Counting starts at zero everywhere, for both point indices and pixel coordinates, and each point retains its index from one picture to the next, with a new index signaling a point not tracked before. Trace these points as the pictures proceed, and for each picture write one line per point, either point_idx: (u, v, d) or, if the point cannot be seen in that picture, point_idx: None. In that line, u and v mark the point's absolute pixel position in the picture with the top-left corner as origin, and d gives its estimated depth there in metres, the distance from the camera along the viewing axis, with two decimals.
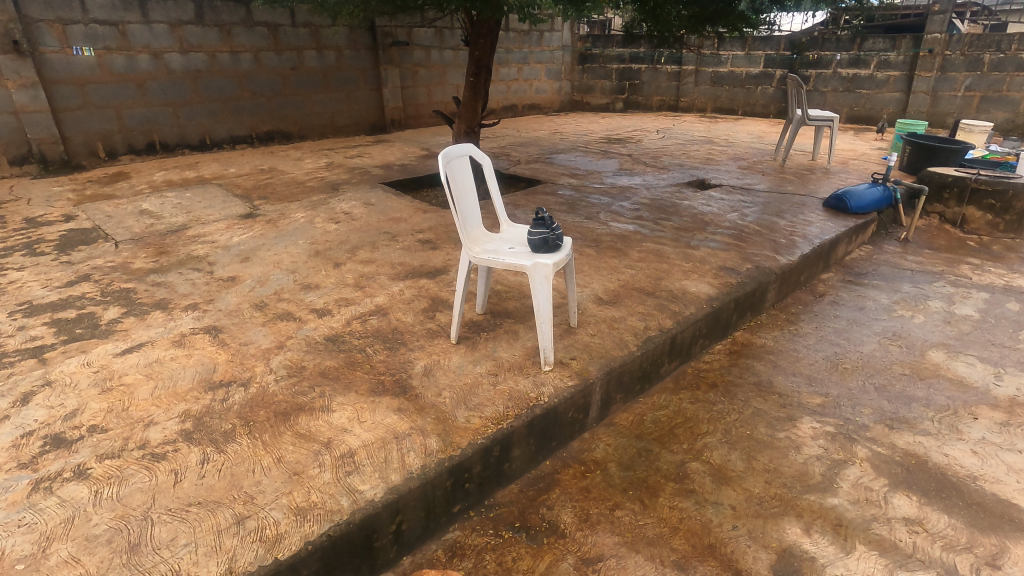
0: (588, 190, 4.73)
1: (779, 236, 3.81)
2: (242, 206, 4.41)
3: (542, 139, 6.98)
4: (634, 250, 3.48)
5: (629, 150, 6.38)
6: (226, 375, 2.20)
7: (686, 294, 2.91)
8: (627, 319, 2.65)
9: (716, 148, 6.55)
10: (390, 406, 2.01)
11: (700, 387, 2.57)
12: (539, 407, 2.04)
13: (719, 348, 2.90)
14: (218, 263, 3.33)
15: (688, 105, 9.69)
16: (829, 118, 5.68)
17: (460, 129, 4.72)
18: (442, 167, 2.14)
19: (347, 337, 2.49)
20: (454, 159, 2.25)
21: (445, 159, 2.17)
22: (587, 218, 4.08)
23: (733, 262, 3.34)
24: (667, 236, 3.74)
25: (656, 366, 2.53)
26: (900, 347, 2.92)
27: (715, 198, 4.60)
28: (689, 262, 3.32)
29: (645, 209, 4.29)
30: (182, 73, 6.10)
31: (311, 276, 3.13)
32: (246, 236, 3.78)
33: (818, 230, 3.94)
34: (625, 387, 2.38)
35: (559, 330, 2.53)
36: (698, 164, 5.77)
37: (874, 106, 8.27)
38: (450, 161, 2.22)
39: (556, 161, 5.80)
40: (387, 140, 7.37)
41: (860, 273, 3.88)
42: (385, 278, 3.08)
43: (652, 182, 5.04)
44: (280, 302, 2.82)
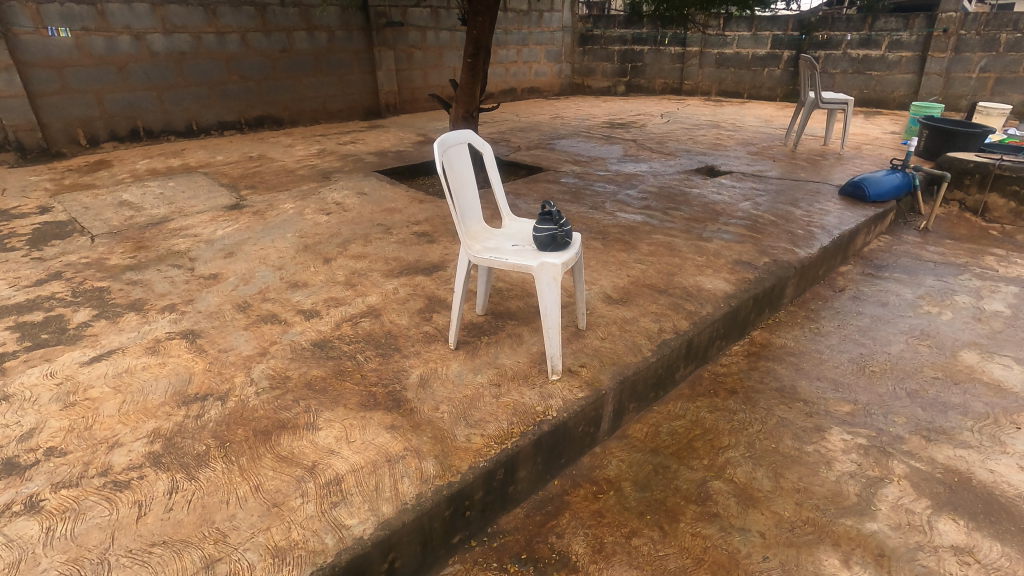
0: (592, 178, 4.51)
1: (796, 226, 3.60)
2: (228, 196, 4.18)
3: (542, 124, 6.72)
4: (644, 243, 3.27)
5: (633, 135, 6.14)
6: (201, 388, 2.00)
7: (701, 291, 2.71)
8: (640, 321, 2.45)
9: (723, 133, 6.31)
10: (382, 424, 1.82)
11: (718, 394, 2.38)
12: (547, 423, 1.84)
13: (737, 349, 2.70)
14: (200, 259, 3.12)
15: (692, 88, 9.42)
16: (843, 101, 5.42)
17: (457, 114, 4.46)
18: (437, 156, 1.90)
19: (336, 343, 2.28)
20: (451, 147, 2.00)
21: (440, 147, 1.92)
22: (592, 208, 3.86)
23: (748, 255, 3.14)
24: (677, 227, 3.53)
25: (671, 372, 2.33)
26: (929, 348, 2.72)
27: (726, 186, 4.38)
28: (702, 256, 3.11)
29: (652, 198, 4.07)
30: (166, 56, 5.81)
31: (298, 273, 2.92)
32: (232, 229, 3.56)
33: (837, 220, 3.73)
34: (639, 395, 2.19)
35: (566, 333, 2.33)
36: (706, 149, 5.54)
37: (884, 88, 8.01)
38: (446, 149, 1.98)
39: (558, 147, 5.56)
40: (382, 125, 7.11)
41: (880, 265, 3.68)
42: (377, 275, 2.87)
43: (659, 169, 4.81)
44: (265, 303, 2.62)
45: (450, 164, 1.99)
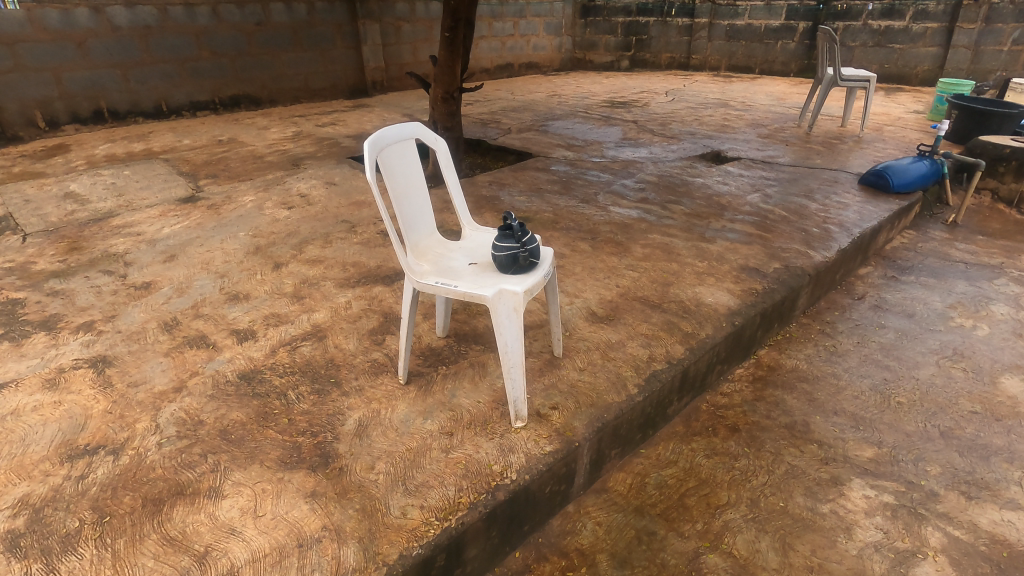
0: (585, 165, 4.10)
1: (810, 223, 3.21)
2: (185, 187, 3.81)
3: (537, 103, 6.27)
4: (638, 245, 2.89)
5: (634, 115, 5.69)
6: (94, 437, 1.67)
7: (700, 307, 2.34)
8: (627, 346, 2.09)
9: (732, 113, 5.85)
10: (301, 491, 1.49)
11: (717, 433, 2.03)
12: (505, 489, 1.51)
13: (741, 374, 2.34)
14: (136, 264, 2.76)
15: (700, 62, 8.89)
16: (866, 78, 4.92)
17: (436, 95, 4.04)
18: (368, 156, 1.51)
19: (266, 374, 1.94)
20: (390, 145, 1.63)
21: (373, 144, 1.54)
22: (582, 201, 3.47)
23: (756, 260, 2.76)
24: (677, 224, 3.14)
25: (662, 408, 1.98)
26: (964, 373, 2.35)
27: (733, 175, 3.97)
28: (703, 261, 2.73)
29: (651, 189, 3.67)
30: (129, 30, 5.38)
31: (242, 282, 2.57)
32: (180, 227, 3.20)
33: (857, 215, 3.33)
34: (622, 440, 1.84)
35: (538, 362, 1.99)
36: (713, 131, 5.10)
37: (907, 63, 7.48)
38: (382, 147, 1.60)
39: (552, 129, 5.14)
40: (367, 104, 6.68)
41: (905, 267, 3.29)
42: (330, 285, 2.51)
43: (660, 154, 4.40)
44: (196, 320, 2.27)
45: (387, 164, 1.61)
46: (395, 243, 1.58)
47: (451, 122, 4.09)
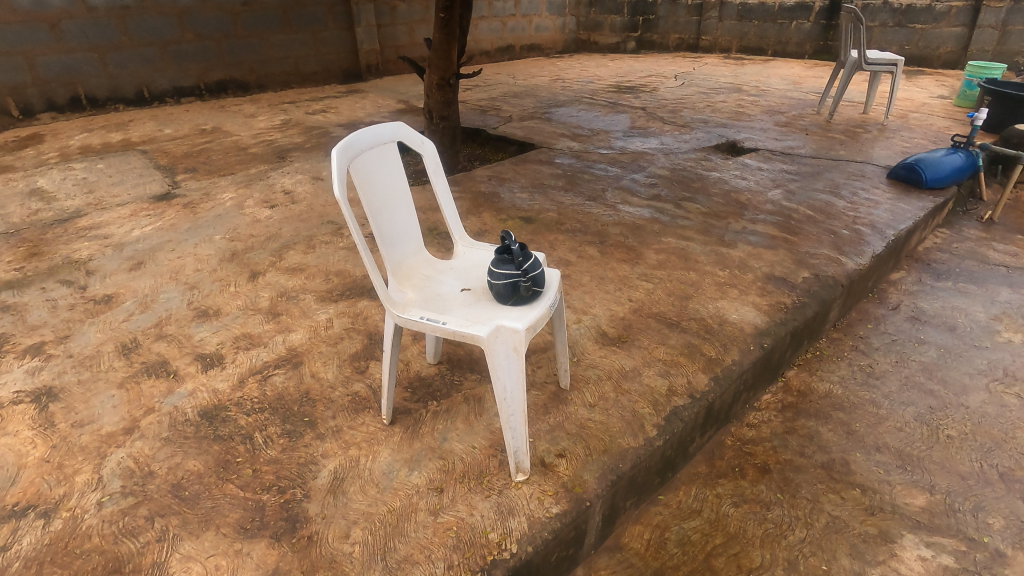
0: (591, 157, 3.82)
1: (839, 223, 2.93)
2: (161, 182, 3.54)
3: (540, 88, 5.95)
4: (651, 250, 2.63)
5: (642, 101, 5.37)
6: (25, 495, 1.44)
7: (724, 326, 2.08)
8: (643, 374, 1.84)
9: (746, 98, 5.52)
10: (262, 569, 1.26)
11: (745, 475, 1.79)
12: (502, 567, 1.27)
13: (769, 401, 2.09)
14: (99, 272, 2.51)
15: (709, 44, 8.51)
16: (893, 62, 4.62)
17: (430, 82, 3.72)
18: (335, 166, 1.24)
19: (232, 412, 1.70)
20: (364, 151, 1.36)
21: (342, 152, 1.27)
22: (589, 198, 3.19)
23: (783, 268, 2.49)
24: (693, 225, 2.88)
25: (683, 449, 1.74)
26: (1019, 398, 2.10)
27: (751, 168, 3.68)
28: (724, 269, 2.47)
29: (663, 184, 3.39)
30: (105, 12, 5.05)
31: (213, 295, 2.32)
32: (151, 229, 2.94)
33: (889, 214, 3.05)
34: (638, 490, 1.60)
35: (542, 397, 1.74)
36: (727, 119, 4.79)
37: (929, 44, 7.10)
38: (354, 154, 1.33)
39: (555, 116, 4.83)
40: (361, 89, 6.36)
41: (941, 270, 3.02)
42: (310, 300, 2.26)
43: (672, 145, 4.10)
44: (158, 342, 2.03)
45: (360, 174, 1.34)
46: (372, 270, 1.32)
47: (447, 110, 3.79)
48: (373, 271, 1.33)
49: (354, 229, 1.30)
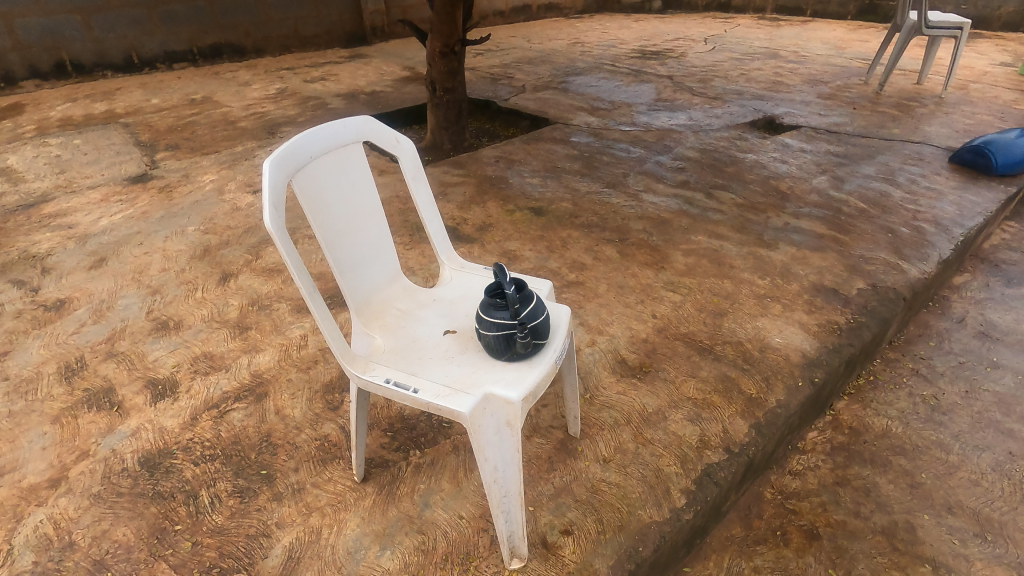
0: (612, 135, 3.43)
1: (896, 219, 2.54)
2: (138, 162, 3.24)
3: (557, 53, 5.47)
4: (678, 251, 2.28)
5: (669, 69, 4.90)
6: None
7: (765, 353, 1.76)
8: (669, 418, 1.53)
9: (784, 65, 5.02)
10: None
11: (789, 543, 1.49)
12: None
13: (815, 441, 1.78)
14: (55, 271, 2.25)
15: (742, 3, 7.86)
16: (958, 25, 4.08)
17: (433, 49, 3.31)
18: (268, 184, 0.92)
19: (178, 461, 1.43)
20: (312, 159, 1.03)
21: (279, 162, 0.94)
22: (608, 185, 2.83)
23: (833, 276, 2.14)
24: (726, 219, 2.51)
25: (715, 513, 1.44)
26: None
27: (792, 149, 3.25)
28: (764, 278, 2.12)
29: (693, 169, 3.00)
30: None
31: (177, 301, 2.04)
32: (121, 218, 2.65)
33: (954, 208, 2.65)
34: (662, 570, 1.32)
35: (547, 448, 1.45)
36: (764, 90, 4.32)
37: (989, 3, 6.42)
38: (299, 164, 1.00)
39: (572, 86, 4.40)
40: (365, 54, 5.94)
41: (1013, 273, 2.62)
42: (285, 310, 1.98)
43: (702, 121, 3.68)
44: (107, 363, 1.76)
45: (307, 189, 1.02)
46: (322, 318, 1.01)
47: (452, 82, 3.40)
48: (324, 318, 1.01)
49: (297, 265, 0.98)
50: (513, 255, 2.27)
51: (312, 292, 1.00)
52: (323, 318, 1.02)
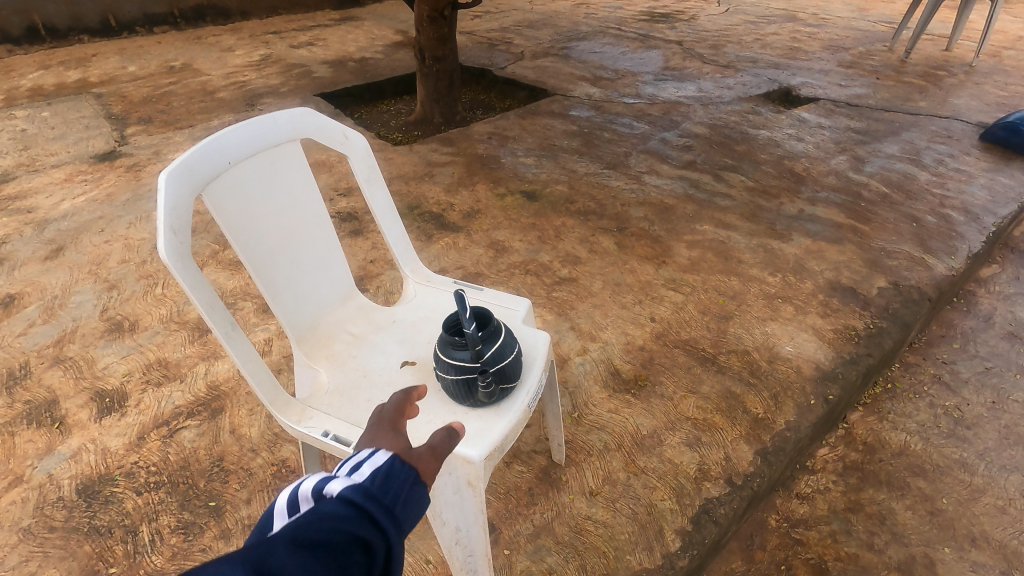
0: (614, 108, 3.18)
1: (921, 206, 2.33)
2: (107, 137, 3.04)
3: (559, 16, 5.14)
4: (682, 243, 2.09)
5: (678, 33, 4.58)
6: None
7: (774, 365, 1.59)
8: (665, 443, 1.38)
9: (803, 29, 4.68)
10: None
11: None
12: None
13: (826, 459, 1.63)
14: (9, 262, 2.08)
15: None
16: None
17: (420, 13, 3.04)
18: (164, 201, 0.76)
19: (119, 490, 1.29)
20: (229, 166, 0.87)
21: (180, 175, 0.79)
22: (608, 165, 2.62)
23: (851, 273, 1.95)
24: (735, 206, 2.31)
25: (714, 551, 1.30)
26: None
27: (809, 125, 3.01)
28: (775, 274, 1.94)
29: (700, 147, 2.77)
30: None
31: (135, 298, 1.88)
32: (83, 201, 2.47)
33: (985, 193, 2.43)
34: None
35: (528, 478, 1.30)
36: (780, 57, 4.02)
37: None
38: (212, 174, 0.84)
39: (574, 53, 4.11)
40: (356, 17, 5.61)
41: None
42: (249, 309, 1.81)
43: (712, 92, 3.41)
44: (52, 370, 1.62)
45: (222, 203, 0.86)
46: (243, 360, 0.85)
47: (442, 49, 3.14)
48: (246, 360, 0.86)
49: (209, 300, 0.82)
50: (501, 246, 2.08)
51: (229, 331, 0.84)
52: (246, 361, 0.86)
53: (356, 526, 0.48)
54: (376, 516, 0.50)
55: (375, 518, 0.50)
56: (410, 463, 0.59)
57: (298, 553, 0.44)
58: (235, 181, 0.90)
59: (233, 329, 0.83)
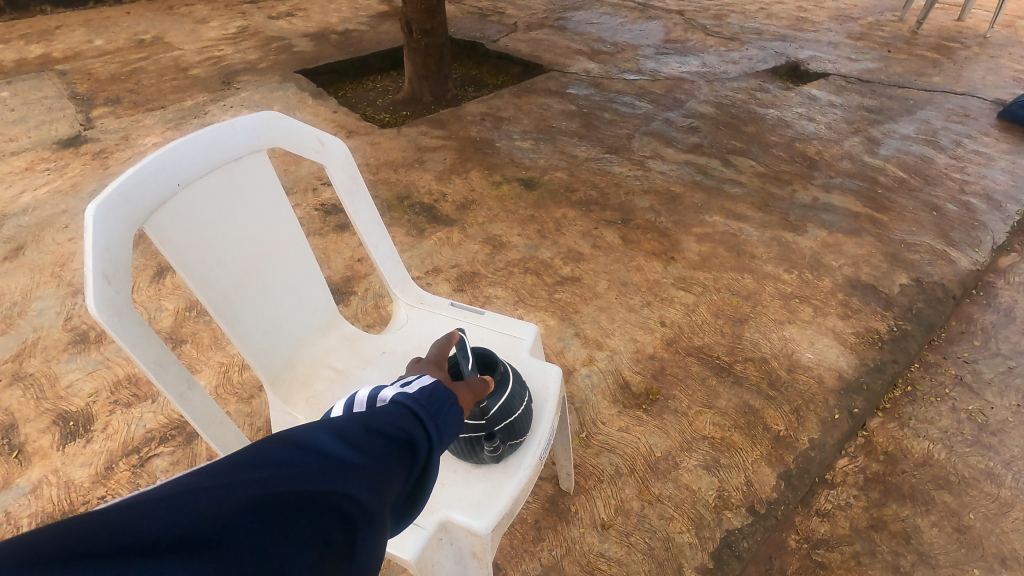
0: (614, 86, 3.00)
1: (941, 192, 2.21)
2: (72, 120, 2.83)
3: None
4: (690, 236, 1.96)
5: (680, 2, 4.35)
6: None
7: (795, 374, 1.49)
8: (682, 465, 1.28)
9: None
10: None
11: None
12: None
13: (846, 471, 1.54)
14: None
15: None
16: None
17: None
18: (96, 239, 0.68)
19: None
20: (180, 191, 0.80)
21: (115, 207, 0.71)
22: (609, 149, 2.46)
23: (872, 268, 1.84)
24: (746, 194, 2.17)
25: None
26: None
27: (821, 103, 2.85)
28: (790, 270, 1.82)
29: (707, 128, 2.61)
30: None
31: None
32: (46, 192, 2.29)
33: (1006, 177, 2.31)
34: None
35: (535, 509, 1.20)
36: (786, 29, 3.82)
37: None
38: (158, 202, 0.77)
39: (570, 23, 3.89)
40: None
41: None
42: None
43: (717, 67, 3.24)
44: (11, 389, 1.48)
45: (172, 233, 0.79)
46: (201, 416, 0.79)
47: (431, 22, 2.93)
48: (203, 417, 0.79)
49: (160, 353, 0.75)
50: (498, 242, 1.94)
51: (185, 386, 0.77)
52: (204, 418, 0.80)
53: (407, 427, 0.57)
54: (423, 421, 0.58)
55: (422, 423, 0.59)
56: (451, 389, 0.66)
57: (359, 435, 0.53)
58: (186, 207, 0.81)
59: (189, 385, 0.77)
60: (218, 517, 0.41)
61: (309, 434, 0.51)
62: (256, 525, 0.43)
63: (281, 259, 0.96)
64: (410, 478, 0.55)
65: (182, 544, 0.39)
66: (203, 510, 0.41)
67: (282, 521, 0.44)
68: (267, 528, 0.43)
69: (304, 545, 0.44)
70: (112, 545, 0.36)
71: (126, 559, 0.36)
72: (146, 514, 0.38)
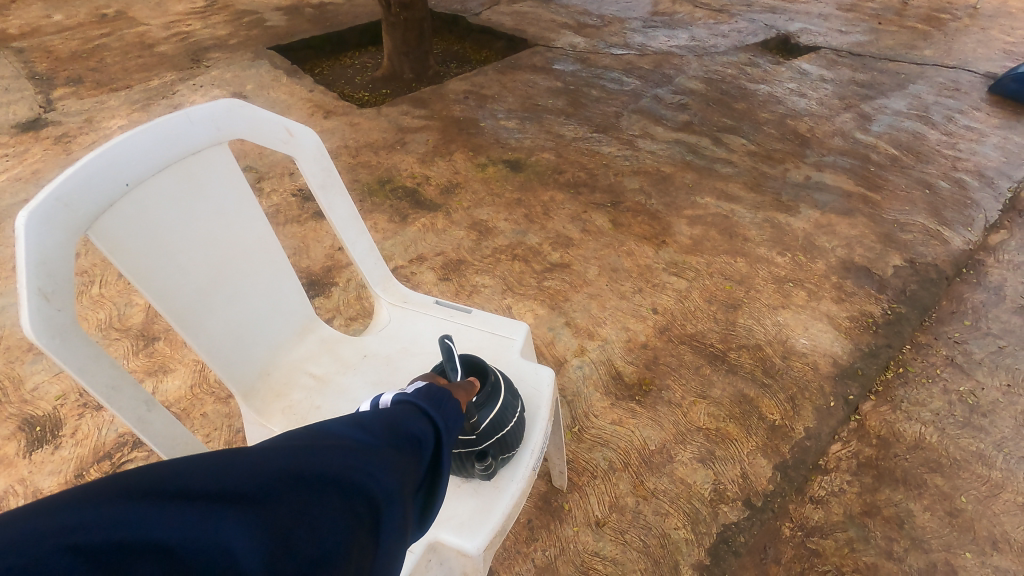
0: (601, 61, 2.91)
1: (933, 169, 2.18)
2: (31, 101, 2.67)
3: None
4: (681, 219, 1.91)
5: None
6: None
7: (790, 362, 1.47)
8: (677, 457, 1.26)
9: None
10: None
11: None
12: None
13: None
14: None
15: None
16: None
17: None
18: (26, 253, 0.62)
19: None
20: (129, 192, 0.74)
21: (50, 218, 0.65)
22: (597, 128, 2.39)
23: (865, 250, 1.81)
24: (737, 174, 2.12)
25: None
26: None
27: (811, 78, 2.79)
28: (783, 253, 1.78)
29: (697, 105, 2.54)
30: None
31: None
32: (4, 180, 2.16)
33: (997, 153, 2.28)
34: None
35: (528, 508, 1.16)
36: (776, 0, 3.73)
37: None
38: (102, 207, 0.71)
39: None
40: None
41: None
42: None
43: (706, 40, 3.15)
44: None
45: (123, 241, 0.74)
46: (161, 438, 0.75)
47: None
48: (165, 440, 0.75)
49: (114, 375, 0.70)
50: (485, 227, 1.87)
51: (145, 408, 0.73)
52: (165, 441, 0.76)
53: (410, 414, 0.56)
54: (425, 412, 0.57)
55: (424, 413, 0.57)
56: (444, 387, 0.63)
57: (368, 422, 0.52)
58: (136, 209, 0.75)
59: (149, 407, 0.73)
60: (258, 476, 0.42)
61: (323, 426, 0.51)
62: (291, 488, 0.43)
63: (252, 260, 0.91)
64: (424, 461, 0.54)
65: (227, 495, 0.40)
66: (245, 469, 0.42)
67: (314, 488, 0.44)
68: (303, 491, 0.43)
69: (336, 513, 0.44)
70: (169, 491, 0.38)
71: (185, 500, 0.38)
72: (187, 475, 0.39)
